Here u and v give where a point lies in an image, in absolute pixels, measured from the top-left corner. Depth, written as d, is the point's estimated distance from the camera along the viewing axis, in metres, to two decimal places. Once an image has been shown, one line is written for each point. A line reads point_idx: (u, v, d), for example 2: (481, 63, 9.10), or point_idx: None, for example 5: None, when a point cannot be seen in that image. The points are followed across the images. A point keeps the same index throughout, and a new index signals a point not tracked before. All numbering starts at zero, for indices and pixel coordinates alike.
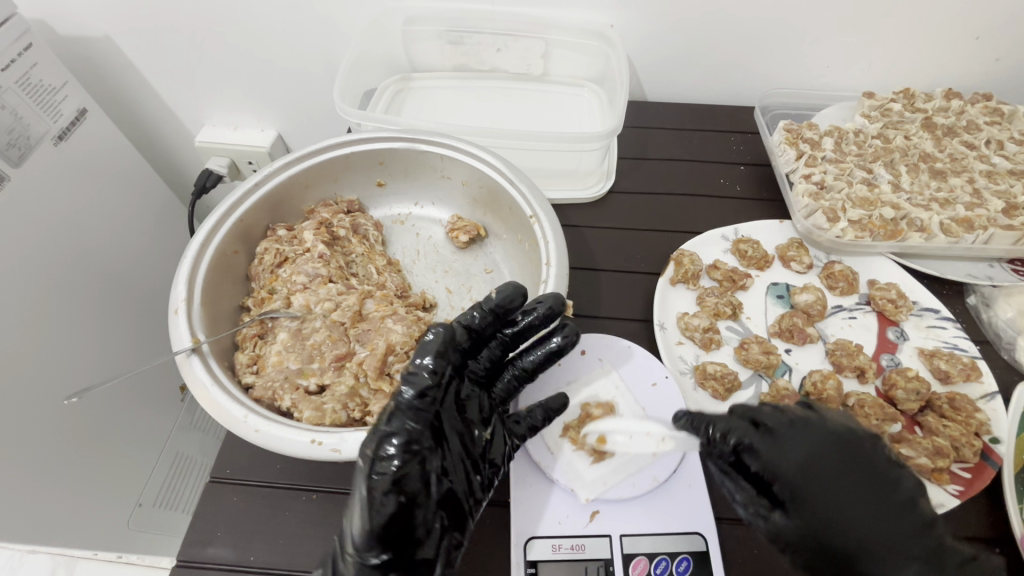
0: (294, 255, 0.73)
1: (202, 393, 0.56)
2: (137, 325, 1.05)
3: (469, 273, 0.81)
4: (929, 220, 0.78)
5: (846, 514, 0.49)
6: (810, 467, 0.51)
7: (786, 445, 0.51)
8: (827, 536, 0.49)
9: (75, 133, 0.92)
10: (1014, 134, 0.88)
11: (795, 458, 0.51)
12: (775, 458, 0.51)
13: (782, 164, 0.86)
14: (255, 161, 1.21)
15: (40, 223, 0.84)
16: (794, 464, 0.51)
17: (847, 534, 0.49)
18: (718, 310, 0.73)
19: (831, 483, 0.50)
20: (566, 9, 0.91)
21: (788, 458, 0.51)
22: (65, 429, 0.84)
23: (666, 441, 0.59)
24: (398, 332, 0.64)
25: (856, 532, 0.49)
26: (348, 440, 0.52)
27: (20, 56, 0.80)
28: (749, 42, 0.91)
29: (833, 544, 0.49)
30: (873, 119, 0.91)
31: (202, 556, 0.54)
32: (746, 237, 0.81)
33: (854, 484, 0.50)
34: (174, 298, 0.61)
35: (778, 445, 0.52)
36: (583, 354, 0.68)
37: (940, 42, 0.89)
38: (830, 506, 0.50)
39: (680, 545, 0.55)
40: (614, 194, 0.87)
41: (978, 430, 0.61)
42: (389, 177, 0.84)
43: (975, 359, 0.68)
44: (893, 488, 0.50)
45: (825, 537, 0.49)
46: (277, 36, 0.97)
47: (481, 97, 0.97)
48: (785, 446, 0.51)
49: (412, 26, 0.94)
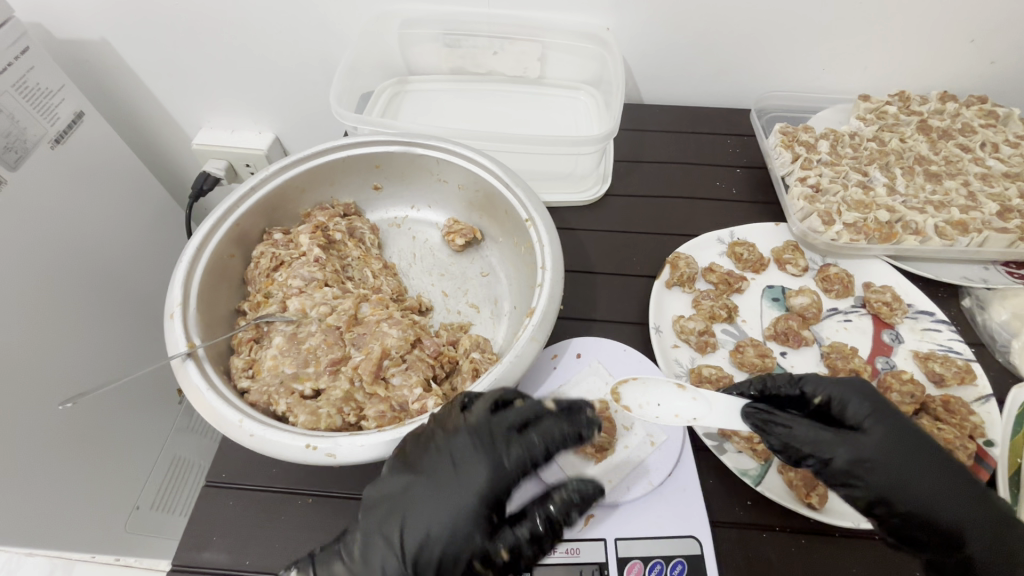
0: (290, 259, 0.73)
1: (197, 398, 0.56)
2: (134, 327, 1.05)
3: (465, 276, 0.81)
4: (924, 222, 0.78)
5: (907, 443, 0.52)
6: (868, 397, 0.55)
7: (843, 383, 0.56)
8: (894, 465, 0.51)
9: (72, 136, 0.92)
10: (1009, 137, 0.88)
11: (855, 395, 0.55)
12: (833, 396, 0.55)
13: (778, 167, 0.87)
14: (253, 163, 1.21)
15: (35, 228, 0.84)
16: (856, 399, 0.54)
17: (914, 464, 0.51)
18: (714, 314, 0.73)
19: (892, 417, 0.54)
20: (563, 12, 0.91)
21: (847, 398, 0.55)
22: (64, 433, 0.85)
23: (697, 398, 0.59)
24: (393, 336, 0.65)
25: (919, 461, 0.51)
26: (343, 445, 0.52)
27: (17, 60, 0.80)
28: (745, 44, 0.91)
29: (901, 470, 0.51)
30: (868, 122, 0.91)
31: (198, 560, 0.54)
32: (742, 240, 0.81)
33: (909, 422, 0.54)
34: (170, 302, 0.61)
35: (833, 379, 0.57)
36: (578, 357, 0.69)
37: (934, 46, 0.90)
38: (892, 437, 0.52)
39: (674, 549, 0.55)
40: (610, 196, 0.87)
41: (972, 434, 0.61)
42: (385, 180, 0.84)
43: (969, 362, 0.68)
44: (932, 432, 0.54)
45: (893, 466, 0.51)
46: (274, 40, 0.98)
47: (478, 100, 0.97)
48: (842, 384, 0.56)
49: (410, 28, 0.94)
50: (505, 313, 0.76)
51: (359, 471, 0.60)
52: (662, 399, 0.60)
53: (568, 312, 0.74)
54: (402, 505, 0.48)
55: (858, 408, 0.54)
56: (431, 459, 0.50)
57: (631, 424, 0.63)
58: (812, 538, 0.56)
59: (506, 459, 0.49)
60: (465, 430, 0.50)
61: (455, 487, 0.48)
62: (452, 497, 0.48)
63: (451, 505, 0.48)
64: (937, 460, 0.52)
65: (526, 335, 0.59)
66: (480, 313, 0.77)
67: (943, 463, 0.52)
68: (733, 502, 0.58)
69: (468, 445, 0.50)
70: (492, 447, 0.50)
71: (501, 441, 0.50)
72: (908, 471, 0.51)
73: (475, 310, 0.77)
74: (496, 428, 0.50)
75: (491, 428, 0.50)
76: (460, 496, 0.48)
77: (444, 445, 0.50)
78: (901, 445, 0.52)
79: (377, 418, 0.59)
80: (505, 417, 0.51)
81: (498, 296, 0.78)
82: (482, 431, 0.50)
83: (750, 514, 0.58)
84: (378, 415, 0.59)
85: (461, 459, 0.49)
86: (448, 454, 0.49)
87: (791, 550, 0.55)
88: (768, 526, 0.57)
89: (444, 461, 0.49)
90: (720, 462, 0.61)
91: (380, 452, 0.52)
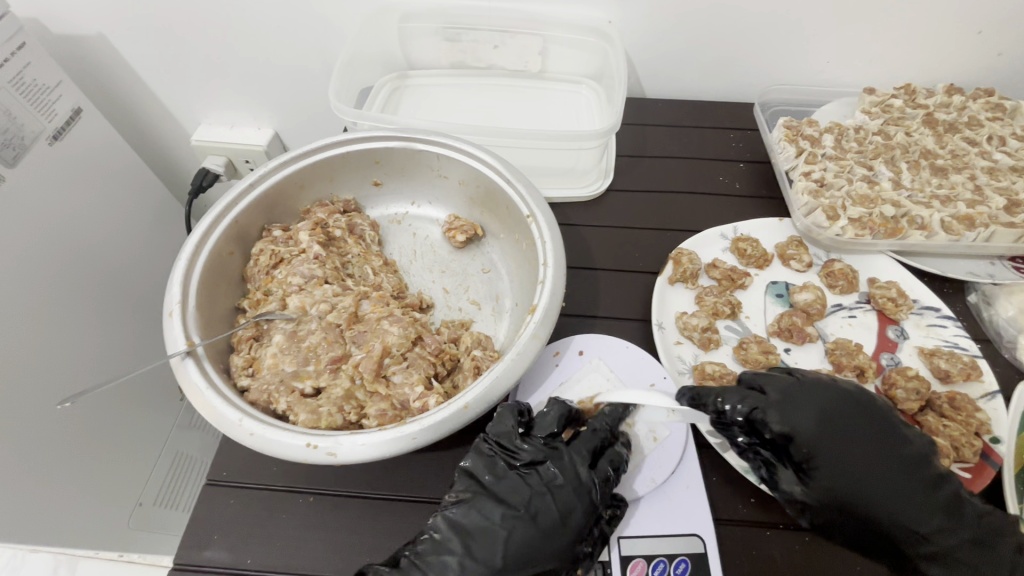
0: (290, 257, 0.72)
1: (196, 397, 0.55)
2: (137, 325, 1.05)
3: (466, 273, 0.80)
4: (930, 217, 0.77)
5: (852, 464, 0.54)
6: (821, 430, 0.56)
7: (795, 407, 0.57)
8: (841, 491, 0.53)
9: (70, 132, 0.92)
10: (1016, 129, 0.87)
11: (817, 414, 0.56)
12: (787, 423, 0.56)
13: (782, 161, 0.86)
14: (252, 159, 1.21)
15: (36, 225, 0.83)
16: (800, 426, 0.56)
17: (849, 480, 0.54)
18: (717, 310, 0.72)
19: (841, 442, 0.55)
20: (565, 5, 0.90)
21: (797, 421, 0.56)
22: (65, 430, 0.84)
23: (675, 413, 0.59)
24: (394, 334, 0.64)
25: (866, 486, 0.54)
26: (344, 444, 0.51)
27: (13, 56, 0.80)
28: (749, 37, 0.90)
29: (846, 489, 0.53)
30: (873, 115, 0.90)
31: (199, 559, 0.54)
32: (745, 235, 0.80)
33: (866, 452, 0.55)
34: (169, 300, 0.61)
35: (790, 409, 0.57)
36: (581, 355, 0.68)
37: (940, 39, 0.89)
38: (837, 460, 0.55)
39: (677, 547, 0.55)
40: (612, 192, 0.87)
41: (978, 430, 0.61)
42: (385, 176, 0.83)
43: (975, 358, 0.68)
44: (903, 456, 0.54)
45: (840, 492, 0.53)
46: (273, 36, 0.97)
47: (478, 95, 0.96)
48: (807, 404, 0.57)
49: (409, 23, 0.93)
50: (507, 310, 0.76)
51: (361, 468, 0.60)
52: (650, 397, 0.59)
53: (570, 309, 0.73)
54: (497, 529, 0.50)
55: (807, 438, 0.56)
56: (513, 486, 0.53)
57: (631, 420, 0.63)
58: (816, 536, 0.56)
59: (598, 488, 0.54)
60: (551, 462, 0.55)
61: (554, 515, 0.52)
62: (545, 517, 0.52)
63: (548, 530, 0.51)
64: (894, 481, 0.54)
65: (528, 333, 0.58)
66: (481, 309, 0.76)
67: (898, 484, 0.53)
68: (736, 499, 0.58)
69: (560, 477, 0.54)
70: (580, 477, 0.54)
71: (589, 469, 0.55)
72: (855, 496, 0.53)
73: (476, 307, 0.76)
74: (582, 461, 0.55)
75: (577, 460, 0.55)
76: (554, 523, 0.51)
77: (527, 476, 0.54)
78: (847, 471, 0.54)
79: (378, 416, 0.59)
80: (584, 446, 0.56)
81: (499, 293, 0.78)
82: (567, 463, 0.55)
83: (753, 512, 0.57)
84: (379, 414, 0.59)
85: (558, 488, 0.53)
86: (537, 485, 0.53)
87: (794, 548, 0.55)
88: (771, 524, 0.56)
89: (536, 490, 0.53)
90: (723, 459, 0.60)
91: (381, 450, 0.51)
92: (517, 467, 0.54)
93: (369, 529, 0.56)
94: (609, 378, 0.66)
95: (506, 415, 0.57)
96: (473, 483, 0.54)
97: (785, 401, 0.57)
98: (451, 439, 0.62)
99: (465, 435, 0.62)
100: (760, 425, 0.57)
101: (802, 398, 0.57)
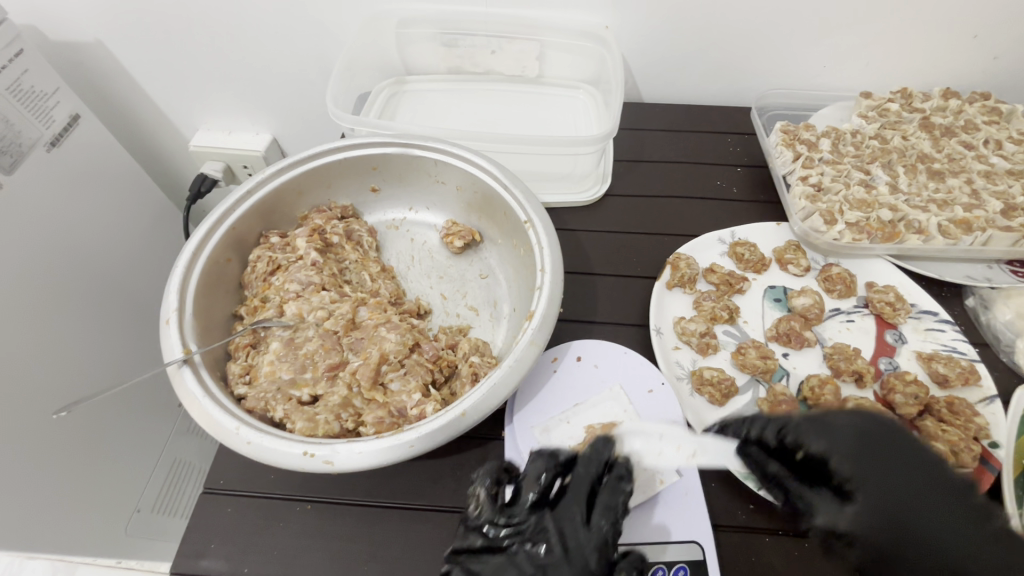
0: (287, 263, 0.72)
1: (193, 406, 0.55)
2: (135, 331, 1.04)
3: (464, 278, 0.80)
4: (927, 221, 0.77)
5: (894, 492, 0.51)
6: (858, 452, 0.53)
7: (828, 430, 0.55)
8: (881, 516, 0.50)
9: (68, 139, 0.92)
10: (1012, 133, 0.87)
11: (851, 435, 0.54)
12: (821, 444, 0.54)
13: (780, 165, 0.86)
14: (250, 165, 1.21)
15: (32, 231, 0.83)
16: (832, 447, 0.54)
17: (892, 505, 0.50)
18: (715, 315, 0.72)
19: (880, 464, 0.52)
20: (562, 10, 0.90)
21: (831, 442, 0.54)
22: (63, 438, 0.84)
23: (681, 447, 0.58)
24: (391, 341, 0.64)
25: (910, 512, 0.50)
26: (341, 451, 0.51)
27: (11, 62, 0.80)
28: (746, 43, 0.91)
29: (888, 514, 0.50)
30: (870, 119, 0.90)
31: (196, 568, 0.54)
32: (743, 240, 0.81)
33: (907, 475, 0.51)
34: (165, 308, 0.61)
35: (824, 430, 0.55)
36: (579, 360, 0.68)
37: (936, 43, 0.89)
38: (879, 487, 0.51)
39: (677, 555, 0.54)
40: (610, 196, 0.87)
41: (977, 435, 0.60)
42: (383, 182, 0.83)
43: (974, 362, 0.68)
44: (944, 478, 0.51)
45: (880, 518, 0.50)
46: (272, 41, 0.97)
47: (476, 101, 0.97)
48: (844, 426, 0.55)
49: (407, 29, 0.94)
50: (505, 316, 0.75)
51: (360, 476, 0.60)
52: (665, 430, 0.59)
53: (568, 314, 0.73)
54: None
55: (842, 461, 0.53)
56: (501, 568, 0.51)
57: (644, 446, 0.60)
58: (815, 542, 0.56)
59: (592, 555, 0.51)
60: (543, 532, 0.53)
61: None
62: None
63: None
64: (937, 509, 0.49)
65: (525, 340, 0.58)
66: (479, 315, 0.76)
67: (946, 507, 0.49)
68: (736, 505, 0.58)
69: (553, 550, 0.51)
70: (572, 545, 0.52)
71: (580, 532, 0.52)
72: (898, 522, 0.49)
73: (473, 313, 0.76)
74: (575, 526, 0.53)
75: (565, 524, 0.53)
76: None
77: (515, 555, 0.51)
78: (886, 495, 0.51)
79: (376, 424, 0.58)
80: (574, 509, 0.54)
81: (497, 299, 0.78)
82: (552, 530, 0.52)
83: (752, 518, 0.57)
84: (376, 421, 0.58)
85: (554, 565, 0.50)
86: (527, 563, 0.51)
87: (794, 554, 0.55)
88: (771, 531, 0.56)
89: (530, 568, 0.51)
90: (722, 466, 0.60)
91: (379, 459, 0.51)
92: (506, 546, 0.52)
93: (368, 537, 0.56)
94: (614, 395, 0.65)
95: (479, 486, 0.55)
96: (468, 562, 0.52)
97: (821, 424, 0.55)
98: (448, 446, 0.62)
99: (463, 442, 0.62)
100: (791, 446, 0.55)
101: (835, 418, 0.55)
